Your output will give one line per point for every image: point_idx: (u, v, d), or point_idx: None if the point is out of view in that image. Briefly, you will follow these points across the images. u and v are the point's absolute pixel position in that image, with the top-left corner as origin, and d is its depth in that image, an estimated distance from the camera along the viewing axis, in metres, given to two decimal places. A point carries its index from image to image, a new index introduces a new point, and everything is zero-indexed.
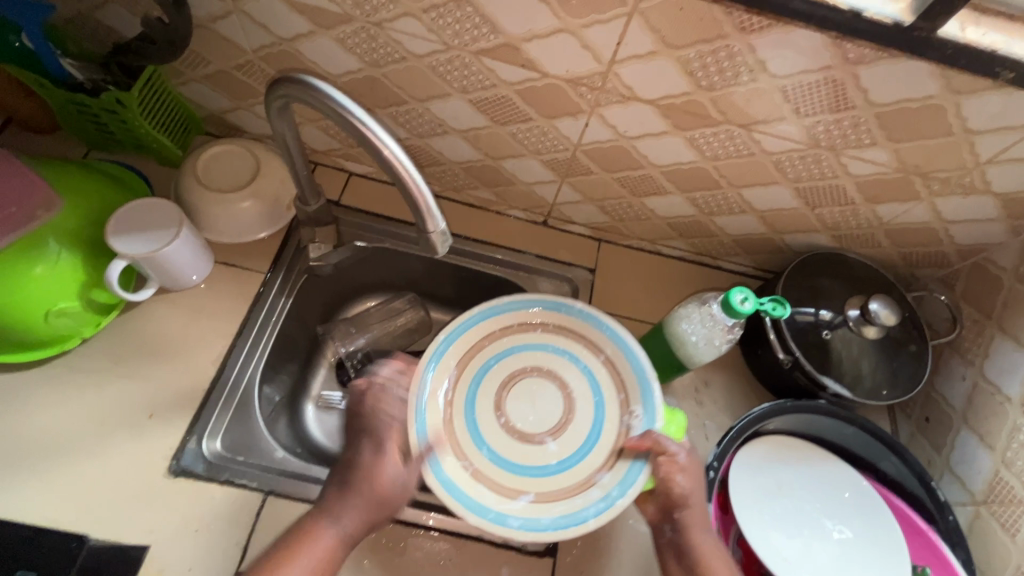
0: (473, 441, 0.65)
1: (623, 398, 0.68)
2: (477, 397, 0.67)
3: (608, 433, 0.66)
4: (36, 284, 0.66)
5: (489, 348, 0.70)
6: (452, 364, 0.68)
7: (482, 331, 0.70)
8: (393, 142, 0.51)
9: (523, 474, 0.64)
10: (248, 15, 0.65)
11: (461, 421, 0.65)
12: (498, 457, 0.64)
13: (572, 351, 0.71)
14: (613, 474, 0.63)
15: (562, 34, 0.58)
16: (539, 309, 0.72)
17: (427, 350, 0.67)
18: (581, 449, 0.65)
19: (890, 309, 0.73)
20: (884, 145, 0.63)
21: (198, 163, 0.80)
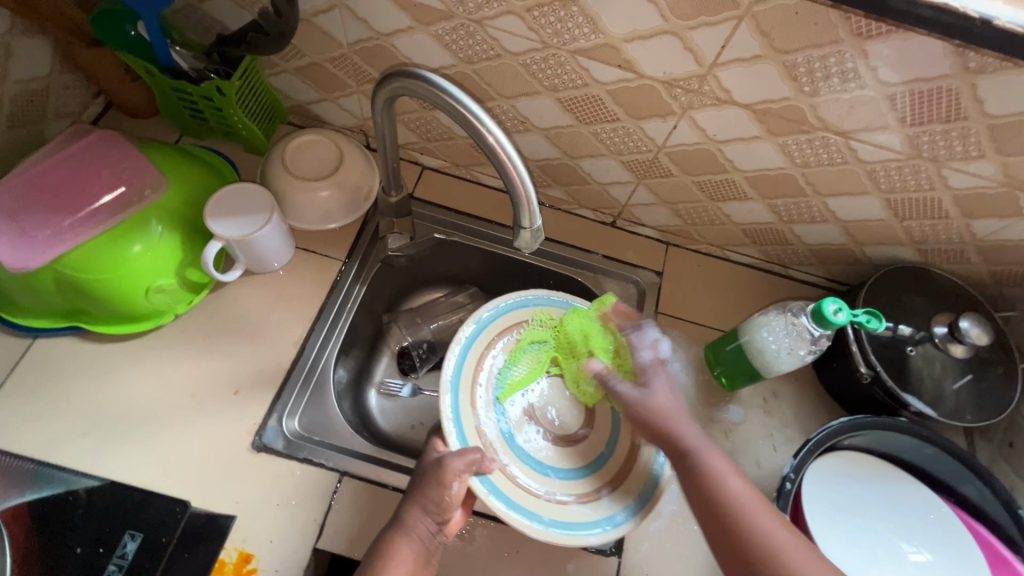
0: (531, 468, 0.68)
1: None
2: (512, 428, 0.70)
3: None
4: (138, 261, 0.70)
5: (489, 376, 0.71)
6: (472, 413, 0.68)
7: (477, 362, 0.71)
8: (498, 129, 0.51)
9: (590, 472, 0.69)
10: (350, 9, 0.67)
11: (510, 454, 0.68)
12: (565, 472, 0.69)
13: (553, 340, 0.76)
14: None
15: (667, 36, 0.58)
16: (509, 315, 0.74)
17: (444, 420, 0.65)
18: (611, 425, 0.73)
19: (982, 329, 0.71)
20: (991, 158, 0.61)
21: (286, 149, 0.82)
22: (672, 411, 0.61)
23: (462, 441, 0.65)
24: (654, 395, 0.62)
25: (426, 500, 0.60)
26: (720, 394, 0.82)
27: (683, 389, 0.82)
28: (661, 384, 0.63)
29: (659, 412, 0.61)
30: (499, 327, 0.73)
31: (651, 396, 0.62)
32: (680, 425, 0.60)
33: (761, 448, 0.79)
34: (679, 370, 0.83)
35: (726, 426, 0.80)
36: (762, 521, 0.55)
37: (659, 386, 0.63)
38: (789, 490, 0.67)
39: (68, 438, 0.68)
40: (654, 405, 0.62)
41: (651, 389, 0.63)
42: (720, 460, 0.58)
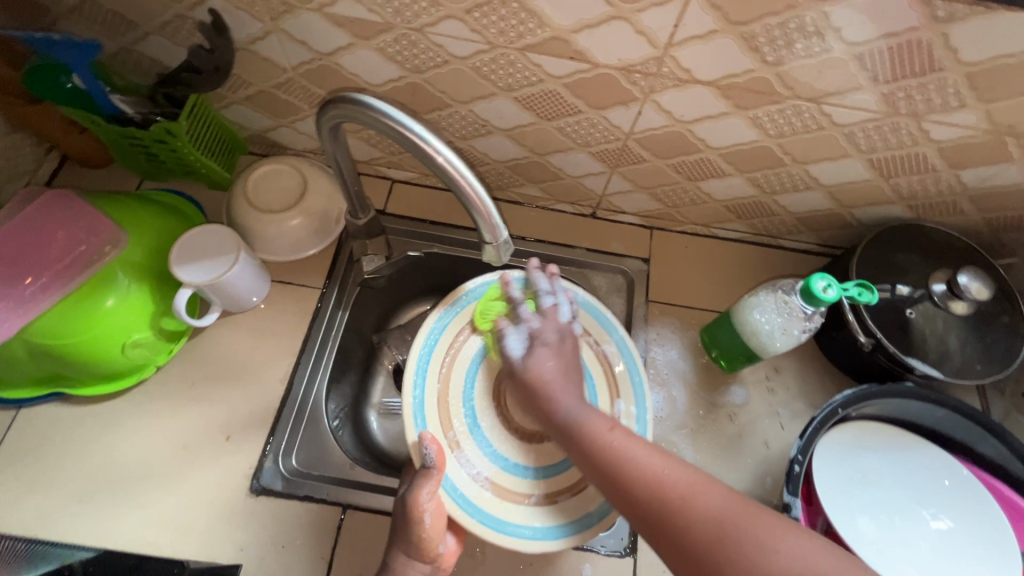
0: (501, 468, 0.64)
1: (590, 338, 0.71)
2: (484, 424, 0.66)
3: (598, 369, 0.70)
4: (110, 318, 0.68)
5: (457, 370, 0.68)
6: (436, 406, 0.66)
7: (443, 353, 0.68)
8: (446, 147, 0.48)
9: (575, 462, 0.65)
10: (287, 33, 0.64)
11: (480, 458, 0.65)
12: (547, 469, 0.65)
13: None
14: (626, 401, 0.68)
15: (616, 21, 0.55)
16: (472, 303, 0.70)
17: (406, 403, 0.64)
18: (591, 403, 0.68)
19: (982, 283, 0.68)
20: (973, 107, 0.58)
21: (248, 183, 0.80)
22: (554, 376, 0.59)
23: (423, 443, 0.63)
24: (536, 363, 0.60)
25: (408, 542, 0.59)
26: (720, 377, 0.80)
27: (683, 377, 0.80)
28: (543, 352, 0.60)
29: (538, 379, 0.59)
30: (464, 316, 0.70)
31: (529, 364, 0.60)
32: (559, 391, 0.58)
33: (768, 428, 0.78)
34: (677, 359, 0.81)
35: (730, 410, 0.78)
36: (653, 463, 0.52)
37: (544, 354, 0.60)
38: (797, 473, 0.64)
39: (64, 506, 0.68)
40: (536, 374, 0.59)
41: (533, 360, 0.60)
42: (601, 417, 0.57)
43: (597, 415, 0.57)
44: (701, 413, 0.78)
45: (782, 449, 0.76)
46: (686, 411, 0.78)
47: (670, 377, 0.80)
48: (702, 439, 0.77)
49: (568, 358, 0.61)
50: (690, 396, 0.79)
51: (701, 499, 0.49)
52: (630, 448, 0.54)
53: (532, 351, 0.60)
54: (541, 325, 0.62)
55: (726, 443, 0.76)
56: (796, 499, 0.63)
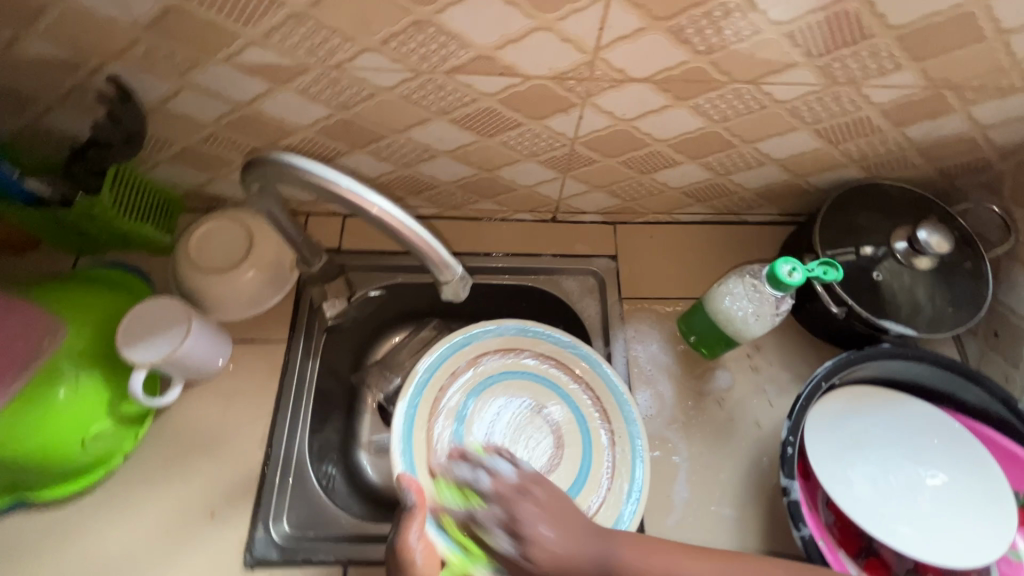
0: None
1: (577, 380, 0.72)
2: None
3: (591, 411, 0.70)
4: (65, 413, 0.64)
5: (447, 420, 0.69)
6: (426, 453, 0.66)
7: (430, 406, 0.68)
8: (378, 197, 0.48)
9: None
10: (199, 87, 0.61)
11: None
12: None
13: (517, 368, 0.72)
14: (621, 437, 0.68)
15: (539, 32, 0.53)
16: (459, 353, 0.71)
17: (394, 449, 0.65)
18: (584, 444, 0.69)
19: (941, 236, 0.69)
20: (909, 67, 0.58)
21: (190, 245, 0.76)
22: (560, 542, 0.51)
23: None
24: (533, 541, 0.51)
25: None
26: (703, 363, 0.79)
27: (667, 371, 0.79)
28: (536, 525, 0.52)
29: (549, 558, 0.50)
30: (448, 369, 0.71)
31: (530, 550, 0.51)
32: (578, 551, 0.51)
33: (757, 408, 0.77)
34: (659, 353, 0.80)
35: (717, 396, 0.78)
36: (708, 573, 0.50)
37: (533, 525, 0.52)
38: (791, 455, 0.64)
39: None
40: (546, 553, 0.50)
41: (532, 540, 0.51)
42: (633, 547, 0.51)
43: (620, 540, 0.52)
44: (690, 404, 0.77)
45: (774, 427, 0.76)
46: (675, 404, 0.77)
47: (655, 372, 0.79)
48: (694, 430, 0.76)
49: (548, 487, 0.55)
50: (676, 388, 0.78)
51: None
52: (672, 563, 0.51)
53: (524, 542, 0.51)
54: (504, 506, 0.53)
55: (718, 430, 0.76)
56: (793, 481, 0.62)
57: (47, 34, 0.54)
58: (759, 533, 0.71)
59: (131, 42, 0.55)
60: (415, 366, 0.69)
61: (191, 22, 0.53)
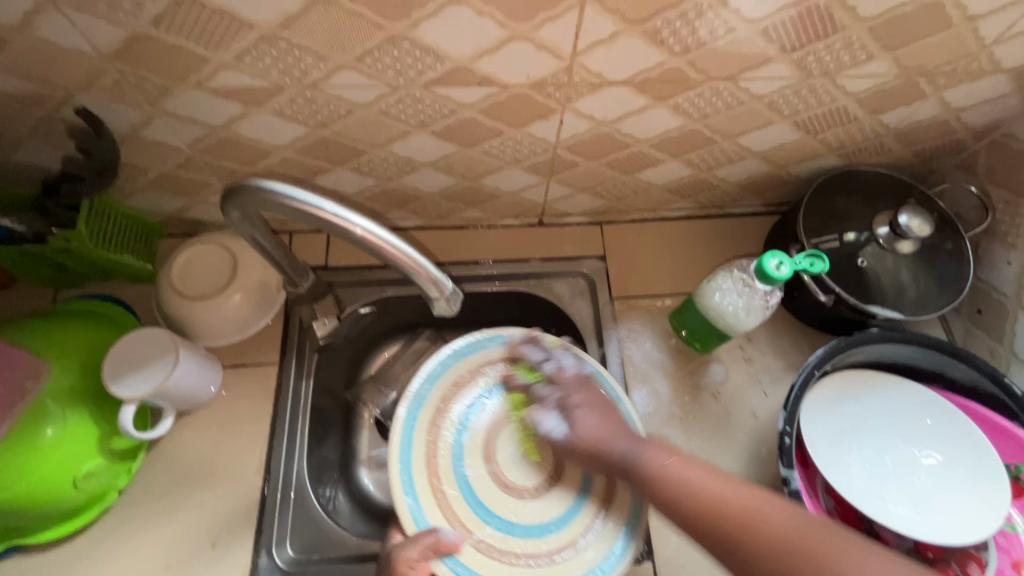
0: (500, 532, 0.63)
1: None
2: (471, 478, 0.65)
3: None
4: (56, 453, 0.62)
5: (446, 430, 0.67)
6: (426, 468, 0.64)
7: (431, 415, 0.67)
8: (359, 218, 0.48)
9: (568, 519, 0.64)
10: (172, 113, 0.59)
11: (476, 522, 0.63)
12: (540, 530, 0.64)
13: (517, 379, 0.71)
14: None
15: (515, 42, 0.52)
16: (461, 362, 0.70)
17: (393, 463, 0.63)
18: None
19: (922, 219, 0.70)
20: (882, 57, 0.58)
21: (172, 272, 0.75)
22: (597, 429, 0.63)
23: (418, 520, 0.61)
24: (577, 423, 0.64)
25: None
26: (698, 358, 0.80)
27: (662, 367, 0.79)
28: (581, 413, 0.64)
29: (589, 438, 0.63)
30: (450, 377, 0.69)
31: (575, 427, 0.64)
32: (612, 441, 0.61)
33: (753, 398, 0.78)
34: (653, 350, 0.80)
35: (713, 389, 0.78)
36: (710, 485, 0.54)
37: (580, 411, 0.64)
38: (789, 445, 0.64)
39: None
40: (585, 435, 0.63)
41: (576, 422, 0.64)
42: (657, 451, 0.60)
43: (650, 447, 0.60)
44: (687, 399, 0.78)
45: (770, 416, 0.77)
46: (672, 401, 0.78)
47: (649, 370, 0.79)
48: (692, 425, 0.76)
49: (594, 389, 0.66)
50: (672, 384, 0.79)
51: (770, 522, 0.50)
52: (685, 472, 0.56)
53: (571, 419, 0.64)
54: (562, 392, 0.67)
55: (716, 423, 0.77)
56: (792, 471, 0.63)
57: (11, 68, 0.53)
58: None
59: (98, 72, 0.54)
60: (416, 372, 0.68)
61: (159, 49, 0.51)
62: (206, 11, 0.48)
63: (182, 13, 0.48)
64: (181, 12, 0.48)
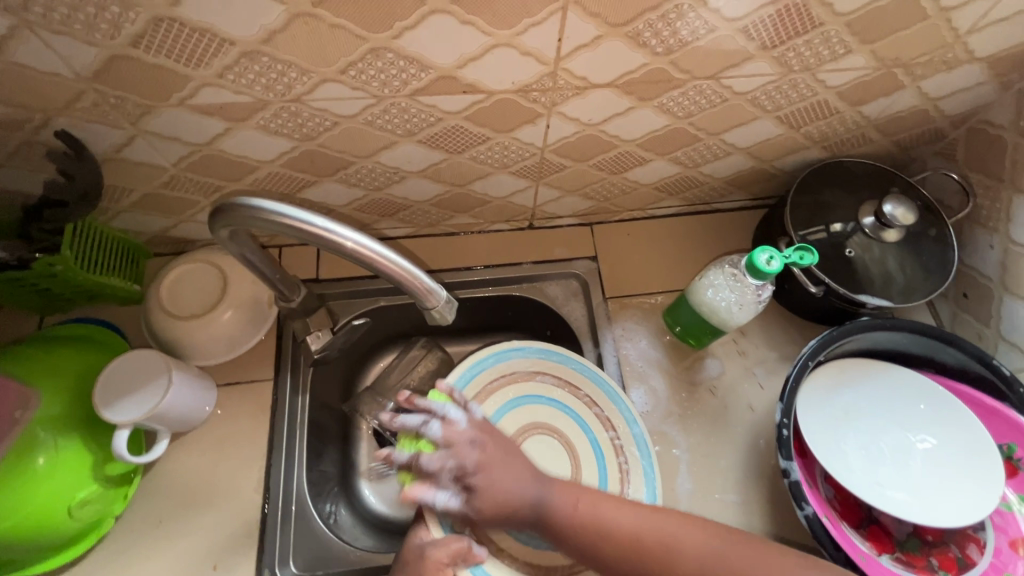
0: (518, 539, 0.66)
1: (595, 408, 0.72)
2: None
3: (607, 438, 0.70)
4: (49, 482, 0.61)
5: None
6: None
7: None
8: (350, 231, 0.47)
9: None
10: (155, 133, 0.59)
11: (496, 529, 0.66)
12: None
13: (537, 391, 0.73)
14: (637, 467, 0.69)
15: (499, 49, 0.52)
16: (487, 371, 0.73)
17: None
18: (601, 473, 0.69)
19: (906, 208, 0.71)
20: (859, 50, 0.59)
21: (161, 292, 0.74)
22: (505, 488, 0.60)
23: (444, 524, 0.64)
24: (480, 486, 0.60)
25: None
26: (693, 354, 0.81)
27: (658, 365, 0.80)
28: (483, 475, 0.60)
29: (495, 500, 0.59)
30: (481, 382, 0.72)
31: (481, 492, 0.60)
32: (515, 490, 0.60)
33: (749, 391, 0.79)
34: (648, 348, 0.81)
35: (709, 384, 0.79)
36: (621, 521, 0.59)
37: (480, 473, 0.60)
38: (788, 436, 0.65)
39: None
40: (492, 500, 0.59)
41: (478, 492, 0.59)
42: (564, 492, 0.61)
43: (557, 488, 0.61)
44: (684, 395, 0.78)
45: (767, 408, 0.78)
46: (669, 398, 0.78)
47: (646, 368, 0.79)
48: (690, 421, 0.77)
49: (493, 439, 0.62)
50: (668, 381, 0.79)
51: (681, 546, 0.57)
52: (596, 511, 0.59)
53: (471, 489, 0.60)
54: (456, 459, 0.60)
55: (714, 417, 0.77)
56: (792, 462, 0.63)
57: None
58: (764, 514, 0.72)
59: (77, 94, 0.53)
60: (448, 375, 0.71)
61: (140, 69, 0.51)
62: (186, 29, 0.47)
63: (162, 32, 0.47)
64: (161, 31, 0.47)
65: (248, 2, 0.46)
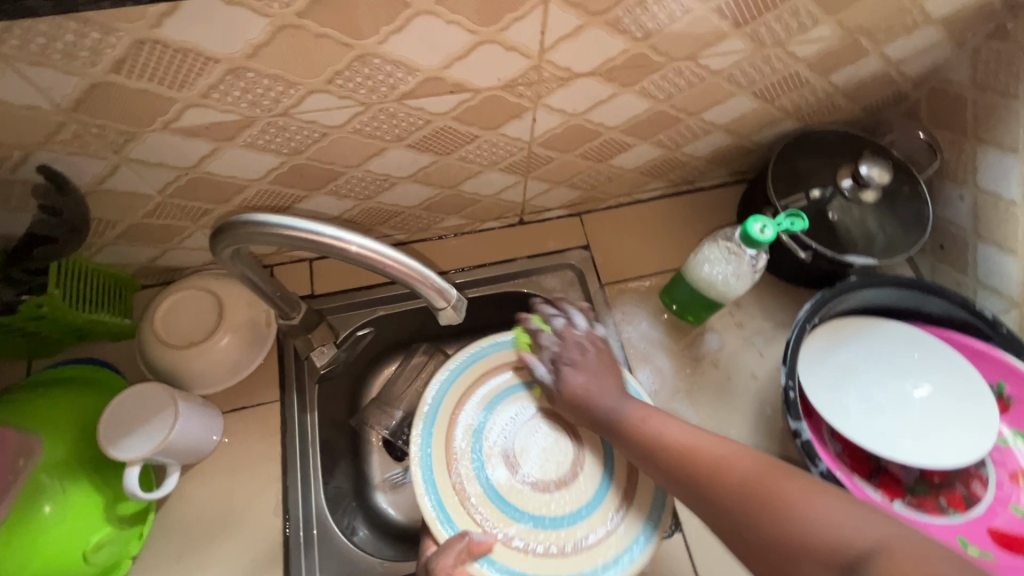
0: (530, 525, 0.64)
1: None
2: (492, 474, 0.66)
3: None
4: (59, 530, 0.59)
5: (465, 429, 0.68)
6: (446, 470, 0.66)
7: (453, 406, 0.69)
8: (356, 236, 0.47)
9: (596, 505, 0.65)
10: (139, 160, 0.57)
11: (504, 520, 0.64)
12: (570, 517, 0.64)
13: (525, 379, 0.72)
14: None
15: (484, 45, 0.53)
16: (470, 368, 0.71)
17: (412, 469, 0.65)
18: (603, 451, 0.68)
19: (880, 167, 0.75)
20: (826, 21, 0.62)
21: (155, 322, 0.72)
22: (585, 385, 0.65)
23: (448, 526, 0.63)
24: (565, 380, 0.66)
25: None
26: (692, 330, 0.82)
27: (660, 344, 0.81)
28: (569, 370, 0.67)
29: (573, 393, 0.65)
30: (469, 378, 0.71)
31: (563, 383, 0.66)
32: (594, 396, 0.64)
33: (750, 360, 0.81)
34: (649, 330, 0.82)
35: (711, 357, 0.81)
36: (689, 438, 0.57)
37: (570, 371, 0.66)
38: (794, 399, 0.67)
39: None
40: (571, 391, 0.65)
41: (563, 376, 0.66)
42: (639, 409, 0.62)
43: (634, 405, 0.63)
44: (689, 370, 0.80)
45: (769, 374, 0.80)
46: (674, 374, 0.80)
47: (649, 349, 0.81)
48: (697, 395, 0.79)
49: (594, 355, 0.68)
50: (672, 359, 0.81)
51: (736, 468, 0.52)
52: (662, 428, 0.59)
53: (558, 375, 0.67)
54: (559, 349, 0.69)
55: (720, 389, 0.79)
56: (801, 423, 0.65)
57: None
58: None
59: (56, 126, 0.51)
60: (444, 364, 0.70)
61: (122, 95, 0.50)
62: (169, 50, 0.46)
63: (144, 56, 0.47)
64: (143, 55, 0.47)
65: (231, 19, 0.45)
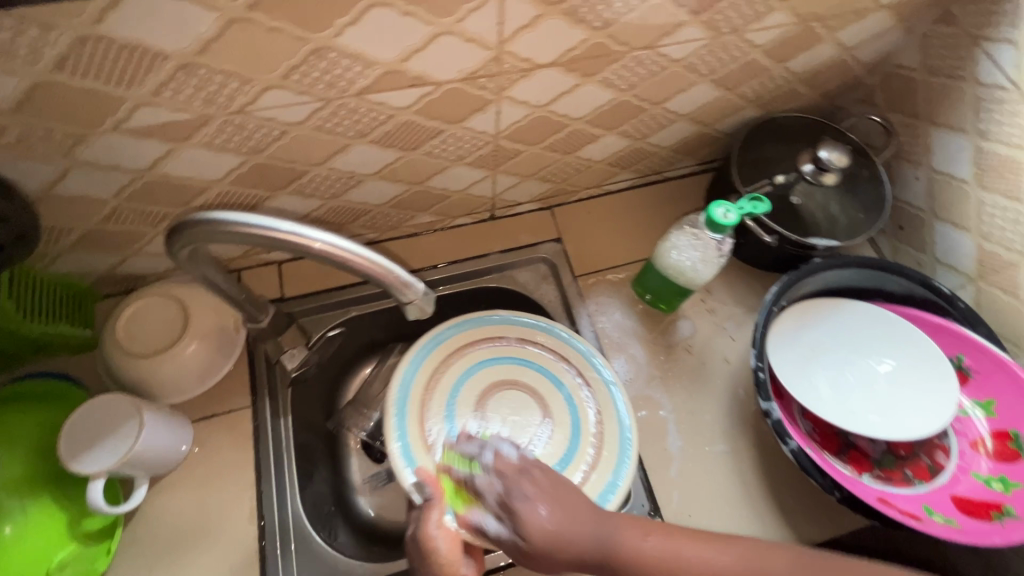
0: None
1: (560, 359, 0.74)
2: None
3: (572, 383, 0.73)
4: (18, 552, 0.57)
5: (438, 402, 0.71)
6: (420, 438, 0.68)
7: (428, 378, 0.71)
8: (318, 232, 0.47)
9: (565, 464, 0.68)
10: (91, 163, 0.56)
11: None
12: None
13: (497, 353, 0.74)
14: (603, 402, 0.71)
15: (442, 37, 0.53)
16: (443, 345, 0.73)
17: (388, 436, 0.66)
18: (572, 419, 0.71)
19: (839, 151, 0.75)
20: (779, 9, 0.63)
21: (118, 331, 0.70)
22: (558, 521, 0.52)
23: None
24: (526, 519, 0.52)
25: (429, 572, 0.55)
26: (665, 317, 0.83)
27: (634, 333, 0.82)
28: (528, 503, 0.53)
29: (546, 533, 0.51)
30: (439, 357, 0.73)
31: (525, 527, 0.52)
32: (574, 533, 0.52)
33: (722, 344, 0.82)
34: (623, 319, 0.83)
35: (684, 343, 0.82)
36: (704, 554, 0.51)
37: (532, 505, 0.53)
38: (764, 379, 0.68)
39: None
40: (543, 533, 0.51)
41: (523, 517, 0.52)
42: (631, 528, 0.53)
43: (622, 524, 0.53)
44: (663, 357, 0.81)
45: (741, 357, 0.82)
46: (648, 362, 0.80)
47: (623, 338, 0.82)
48: (672, 381, 0.80)
49: (547, 474, 0.56)
50: (646, 347, 0.81)
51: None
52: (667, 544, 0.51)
53: (516, 517, 0.53)
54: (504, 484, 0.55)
55: (694, 374, 0.80)
56: (771, 403, 0.66)
57: None
58: (753, 457, 0.76)
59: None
60: (415, 342, 0.72)
61: (68, 94, 0.48)
62: (114, 47, 0.45)
63: (88, 53, 0.45)
64: (87, 52, 0.45)
65: (178, 13, 0.44)
